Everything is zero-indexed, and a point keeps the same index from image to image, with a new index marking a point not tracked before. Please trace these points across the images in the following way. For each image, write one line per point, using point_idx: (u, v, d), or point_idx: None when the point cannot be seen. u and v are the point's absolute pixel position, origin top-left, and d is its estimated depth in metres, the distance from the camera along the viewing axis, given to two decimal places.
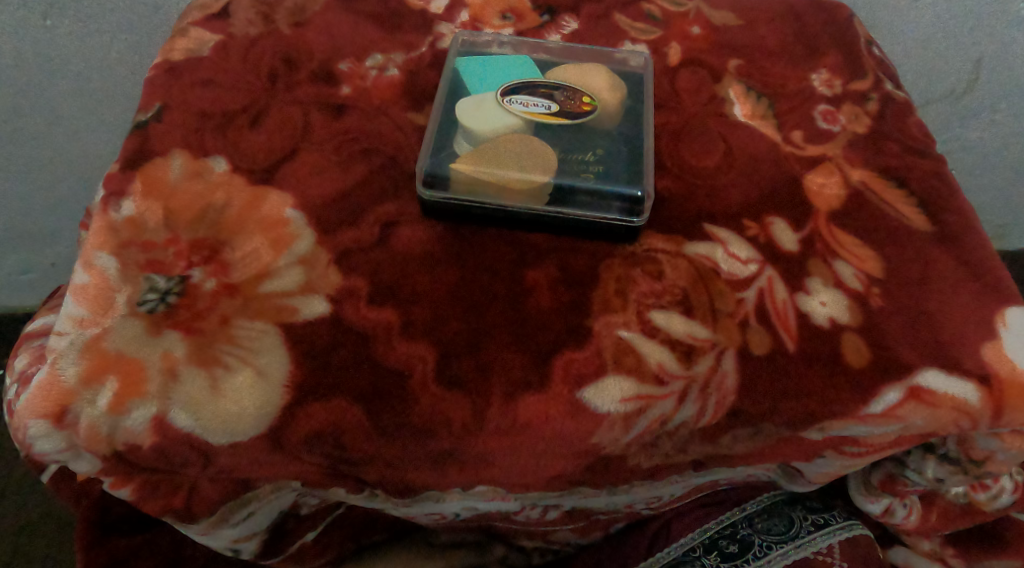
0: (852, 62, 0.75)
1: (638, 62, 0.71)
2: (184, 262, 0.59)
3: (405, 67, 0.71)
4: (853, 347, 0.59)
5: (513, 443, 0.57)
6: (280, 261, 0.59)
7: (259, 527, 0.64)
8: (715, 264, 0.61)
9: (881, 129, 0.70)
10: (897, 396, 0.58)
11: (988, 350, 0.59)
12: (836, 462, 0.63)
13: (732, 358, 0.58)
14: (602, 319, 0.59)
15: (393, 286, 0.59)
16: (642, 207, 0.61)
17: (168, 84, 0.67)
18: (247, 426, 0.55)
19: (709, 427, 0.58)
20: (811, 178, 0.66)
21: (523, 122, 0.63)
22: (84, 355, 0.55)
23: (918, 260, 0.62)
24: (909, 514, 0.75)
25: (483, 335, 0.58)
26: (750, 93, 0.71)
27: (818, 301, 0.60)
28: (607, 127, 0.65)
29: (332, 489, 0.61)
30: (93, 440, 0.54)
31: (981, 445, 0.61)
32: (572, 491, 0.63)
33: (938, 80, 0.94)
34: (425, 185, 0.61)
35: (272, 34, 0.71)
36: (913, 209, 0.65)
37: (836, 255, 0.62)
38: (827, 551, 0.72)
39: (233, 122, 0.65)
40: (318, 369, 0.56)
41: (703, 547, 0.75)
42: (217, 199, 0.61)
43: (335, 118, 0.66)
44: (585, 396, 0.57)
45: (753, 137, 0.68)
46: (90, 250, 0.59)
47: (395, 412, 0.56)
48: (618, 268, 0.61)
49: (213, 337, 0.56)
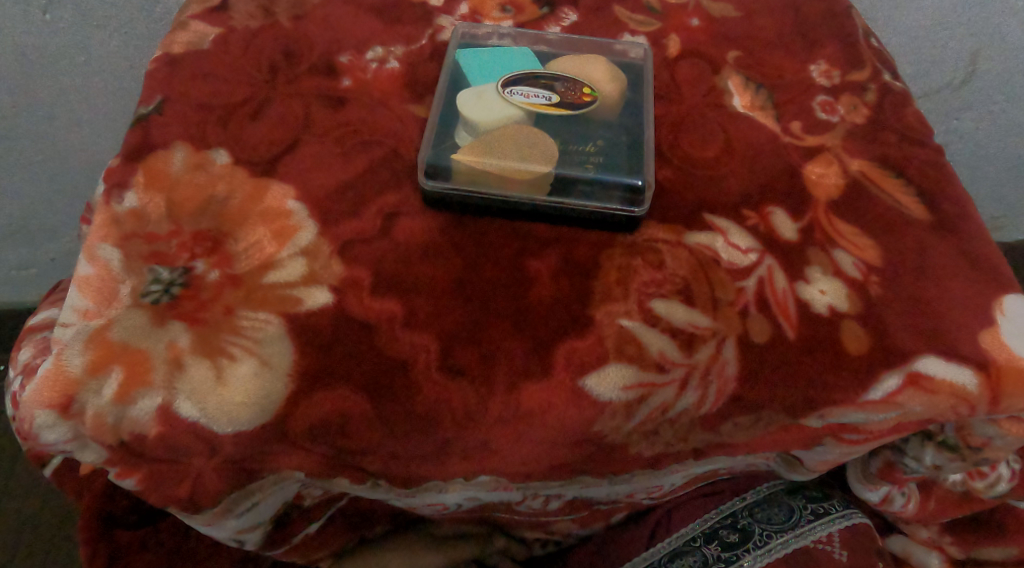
0: (850, 52, 0.75)
1: (638, 53, 0.72)
2: (188, 254, 0.59)
3: (405, 59, 0.71)
4: (852, 335, 0.59)
5: (516, 431, 0.57)
6: (283, 252, 0.60)
7: (263, 518, 0.64)
8: (715, 253, 0.61)
9: (879, 119, 0.70)
10: (896, 382, 0.58)
11: (986, 337, 0.59)
12: (836, 450, 0.63)
13: (732, 346, 0.58)
14: (603, 309, 0.59)
15: (396, 276, 0.59)
16: (642, 197, 0.62)
17: (169, 77, 0.67)
18: (250, 415, 0.56)
19: (710, 414, 0.59)
20: (810, 168, 0.67)
21: (524, 113, 0.64)
22: (89, 346, 0.55)
23: (917, 249, 0.63)
24: (907, 502, 0.76)
25: (486, 325, 0.58)
26: (749, 84, 0.72)
27: (818, 289, 0.61)
28: (607, 117, 0.65)
29: (336, 479, 0.61)
30: (98, 430, 0.54)
31: (979, 431, 0.62)
32: (575, 480, 0.64)
33: (936, 71, 0.95)
34: (427, 176, 0.62)
35: (272, 27, 0.71)
36: (912, 198, 0.65)
37: (835, 244, 0.63)
38: (828, 539, 0.73)
39: (233, 114, 0.65)
40: (321, 358, 0.57)
41: (704, 537, 0.76)
42: (220, 191, 0.62)
43: (336, 111, 0.67)
44: (587, 385, 0.57)
45: (752, 128, 0.69)
46: (93, 242, 0.59)
47: (398, 401, 0.56)
48: (619, 257, 0.61)
49: (217, 327, 0.57)
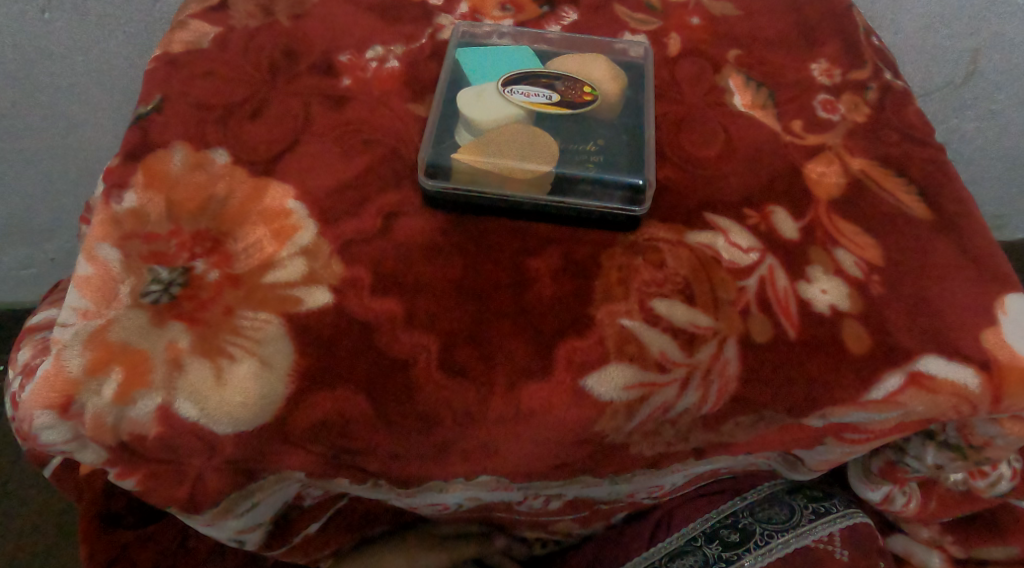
0: (850, 51, 0.75)
1: (639, 52, 0.71)
2: (187, 254, 0.59)
3: (405, 58, 0.71)
4: (854, 334, 0.59)
5: (517, 431, 0.57)
6: (283, 252, 0.60)
7: (263, 518, 0.64)
8: (716, 252, 0.61)
9: (881, 118, 0.70)
10: (897, 381, 0.58)
11: (988, 336, 0.59)
12: (837, 449, 0.63)
13: (734, 345, 0.58)
14: (604, 308, 0.59)
15: (396, 276, 0.59)
16: (643, 196, 0.61)
17: (169, 76, 0.67)
18: (250, 416, 0.56)
19: (711, 414, 0.59)
20: (811, 167, 0.66)
21: (525, 112, 0.63)
22: (89, 346, 0.55)
23: (918, 248, 0.63)
24: (908, 502, 0.76)
25: (486, 325, 0.58)
26: (750, 83, 0.72)
27: (819, 289, 0.60)
28: (608, 116, 0.65)
29: (336, 479, 0.61)
30: (98, 430, 0.54)
31: (980, 431, 0.62)
32: (575, 480, 0.64)
33: (936, 70, 0.95)
34: (427, 175, 0.62)
35: (271, 26, 0.71)
36: (913, 197, 0.65)
37: (837, 243, 0.62)
38: (828, 539, 0.73)
39: (233, 114, 0.65)
40: (321, 358, 0.56)
41: (705, 536, 0.75)
42: (220, 190, 0.61)
43: (336, 110, 0.67)
44: (588, 384, 0.57)
45: (753, 127, 0.68)
46: (92, 242, 0.59)
47: (399, 401, 0.56)
48: (620, 257, 0.61)
49: (217, 327, 0.56)
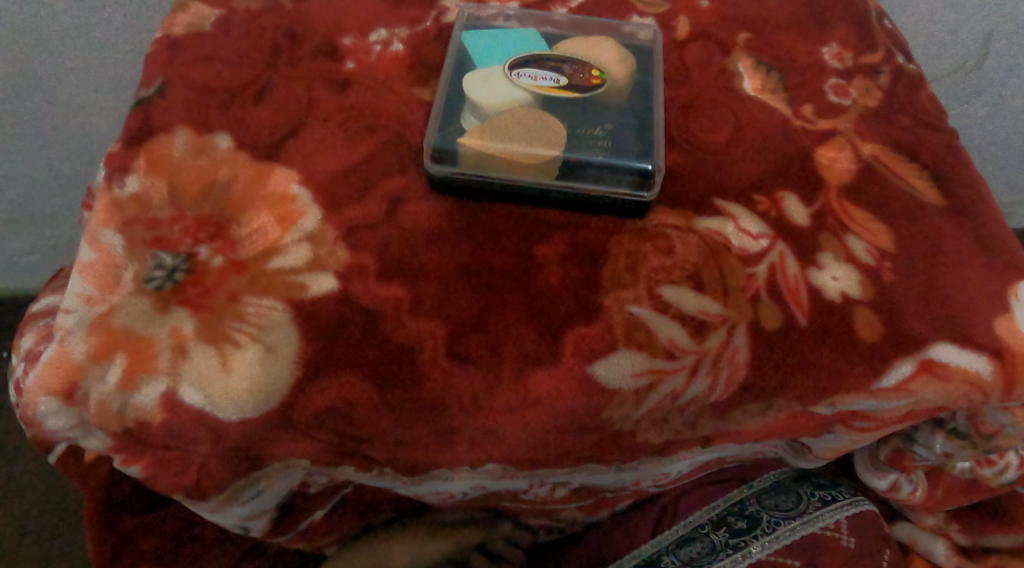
0: (863, 34, 0.74)
1: (647, 35, 0.70)
2: (190, 239, 0.58)
3: (409, 41, 0.70)
4: (865, 322, 0.58)
5: (523, 418, 0.57)
6: (288, 237, 0.59)
7: (269, 505, 0.64)
8: (726, 239, 0.61)
9: (892, 103, 0.69)
10: (909, 369, 0.58)
11: (1001, 324, 0.59)
12: (845, 437, 0.63)
13: (744, 333, 0.58)
14: (612, 295, 0.58)
15: (401, 262, 0.59)
16: (652, 180, 0.61)
17: (169, 59, 0.66)
18: (255, 403, 0.55)
19: (720, 402, 0.58)
20: (822, 152, 0.66)
21: (532, 96, 0.63)
22: (92, 332, 0.54)
23: (930, 235, 0.62)
24: (914, 490, 0.75)
25: (493, 312, 0.57)
26: (759, 66, 0.71)
27: (830, 276, 0.60)
28: (617, 100, 0.64)
29: (342, 467, 0.60)
30: (103, 417, 0.54)
31: (991, 419, 0.61)
32: (581, 467, 0.63)
33: (948, 55, 0.94)
34: (433, 160, 0.61)
35: (273, 9, 0.70)
36: (926, 183, 0.65)
37: (847, 230, 0.62)
38: (835, 526, 0.73)
39: (236, 98, 0.64)
40: (327, 345, 0.56)
41: (712, 523, 0.75)
42: (223, 175, 0.61)
43: (340, 94, 0.66)
44: (596, 371, 0.57)
45: (762, 112, 0.68)
46: (94, 228, 0.58)
47: (405, 388, 0.56)
48: (628, 243, 0.60)
49: (222, 313, 0.56)
